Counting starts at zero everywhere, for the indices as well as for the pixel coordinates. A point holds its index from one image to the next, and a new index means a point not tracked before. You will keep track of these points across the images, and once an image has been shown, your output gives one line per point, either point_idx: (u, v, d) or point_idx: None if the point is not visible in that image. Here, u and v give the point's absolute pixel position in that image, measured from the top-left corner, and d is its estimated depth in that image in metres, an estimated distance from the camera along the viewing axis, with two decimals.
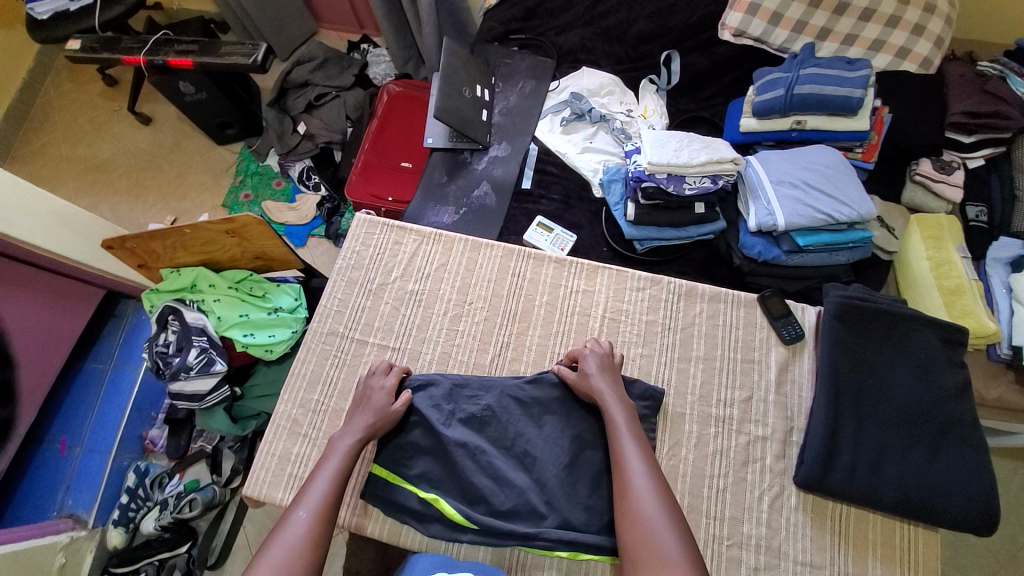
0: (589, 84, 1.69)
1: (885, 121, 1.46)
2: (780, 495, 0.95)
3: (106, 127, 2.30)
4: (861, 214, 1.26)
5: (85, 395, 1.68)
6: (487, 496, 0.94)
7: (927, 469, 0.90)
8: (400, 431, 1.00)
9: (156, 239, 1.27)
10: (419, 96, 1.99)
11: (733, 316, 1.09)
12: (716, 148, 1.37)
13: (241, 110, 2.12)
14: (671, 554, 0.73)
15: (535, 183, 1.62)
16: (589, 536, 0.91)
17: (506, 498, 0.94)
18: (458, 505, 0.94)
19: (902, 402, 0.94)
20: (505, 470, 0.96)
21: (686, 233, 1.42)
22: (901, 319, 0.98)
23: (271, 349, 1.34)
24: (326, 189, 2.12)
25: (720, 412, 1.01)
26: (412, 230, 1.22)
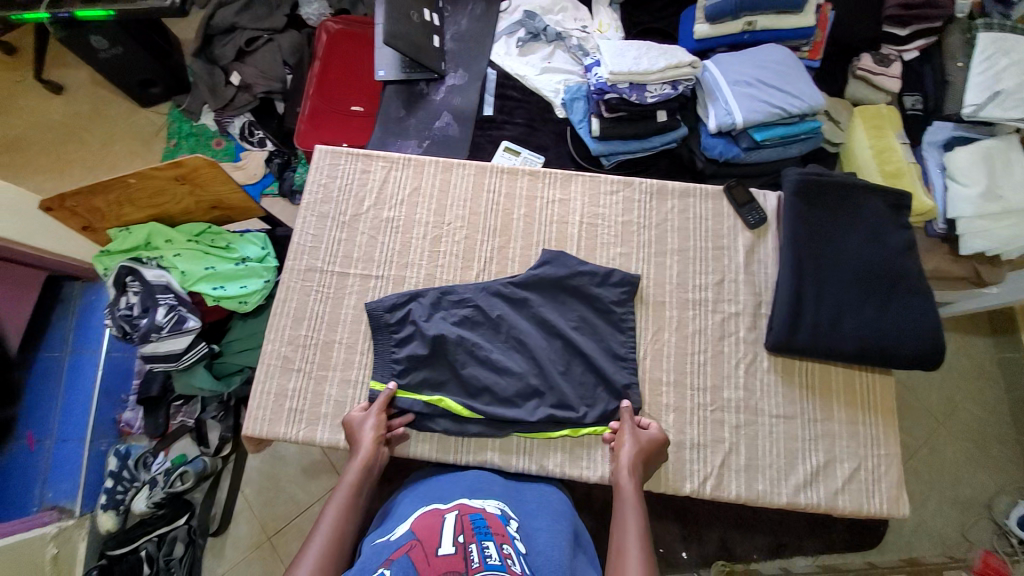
0: (541, 0, 1.63)
1: (829, 19, 1.51)
2: (755, 361, 1.05)
3: (10, 101, 2.04)
4: (810, 104, 1.32)
5: (44, 386, 1.53)
6: (490, 388, 1.00)
7: (879, 319, 1.02)
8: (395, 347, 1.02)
9: (97, 193, 1.18)
10: (360, 33, 1.86)
11: (702, 209, 1.14)
12: (673, 53, 1.38)
13: (166, 66, 1.92)
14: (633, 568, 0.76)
15: (497, 109, 1.58)
16: (585, 409, 0.99)
17: (508, 386, 0.99)
18: (460, 399, 0.99)
19: (858, 262, 1.04)
20: (502, 361, 1.00)
21: (649, 143, 1.44)
22: (851, 191, 1.07)
23: (244, 301, 1.29)
24: (273, 142, 1.97)
25: (697, 295, 1.08)
26: (379, 157, 1.18)
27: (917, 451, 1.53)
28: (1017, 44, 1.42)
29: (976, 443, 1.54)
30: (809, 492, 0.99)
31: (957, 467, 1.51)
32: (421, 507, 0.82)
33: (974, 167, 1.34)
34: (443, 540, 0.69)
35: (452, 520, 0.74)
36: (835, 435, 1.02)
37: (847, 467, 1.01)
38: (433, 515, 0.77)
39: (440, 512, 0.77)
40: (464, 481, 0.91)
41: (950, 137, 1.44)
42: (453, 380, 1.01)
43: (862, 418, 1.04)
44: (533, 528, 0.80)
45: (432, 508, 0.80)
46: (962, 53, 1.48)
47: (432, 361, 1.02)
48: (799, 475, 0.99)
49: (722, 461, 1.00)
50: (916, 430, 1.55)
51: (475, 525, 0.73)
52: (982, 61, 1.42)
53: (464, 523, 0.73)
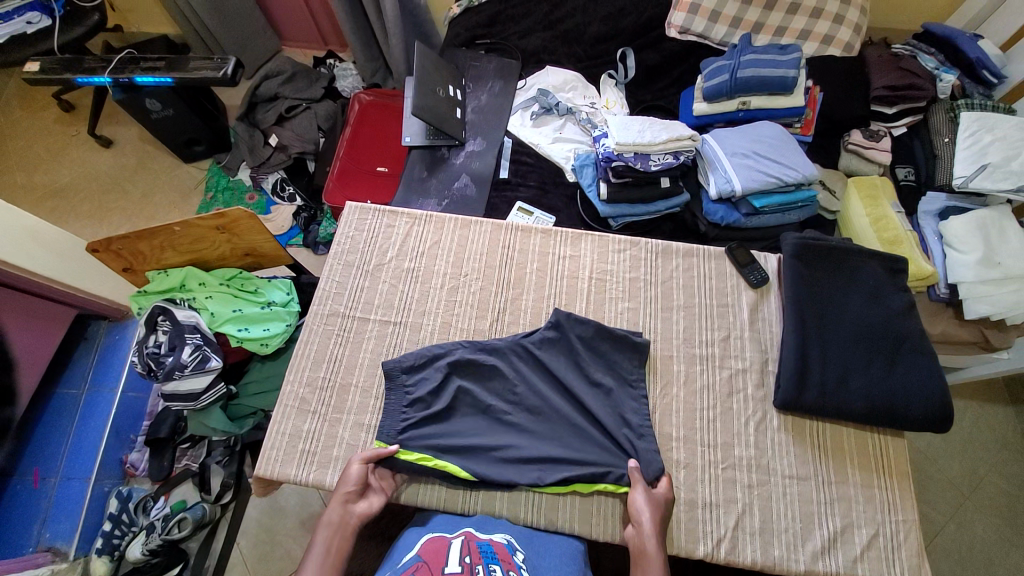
0: (553, 80, 1.82)
1: (818, 100, 1.66)
2: (763, 418, 1.06)
3: (65, 153, 2.24)
4: (805, 175, 1.42)
5: (57, 423, 1.56)
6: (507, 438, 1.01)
7: (886, 378, 1.04)
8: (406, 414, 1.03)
9: (143, 239, 1.27)
10: (390, 104, 2.06)
11: (706, 268, 1.20)
12: (675, 128, 1.51)
13: (209, 126, 2.12)
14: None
15: (512, 173, 1.71)
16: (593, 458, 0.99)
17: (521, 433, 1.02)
18: (469, 465, 0.99)
19: (860, 323, 1.08)
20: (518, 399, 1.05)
21: (655, 207, 1.54)
22: (849, 254, 1.13)
23: (267, 343, 1.35)
24: (302, 198, 2.12)
25: (703, 350, 1.12)
26: (404, 213, 1.28)
27: (940, 526, 1.46)
28: (999, 122, 1.51)
29: (1004, 520, 1.47)
30: (827, 560, 0.95)
31: (985, 545, 1.44)
32: (430, 534, 0.84)
33: (970, 236, 1.40)
34: (450, 560, 0.71)
35: (458, 545, 0.75)
36: (851, 499, 1.01)
37: (865, 534, 0.98)
38: (440, 540, 0.79)
39: (446, 539, 0.79)
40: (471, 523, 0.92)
41: (945, 207, 1.53)
42: (464, 428, 1.03)
43: (878, 482, 1.02)
44: None
45: (437, 536, 0.81)
46: (946, 131, 1.59)
47: (444, 415, 1.04)
48: (815, 541, 0.97)
49: (735, 522, 0.98)
50: (937, 503, 1.49)
51: (482, 550, 0.74)
52: (968, 137, 1.52)
53: (470, 547, 0.75)
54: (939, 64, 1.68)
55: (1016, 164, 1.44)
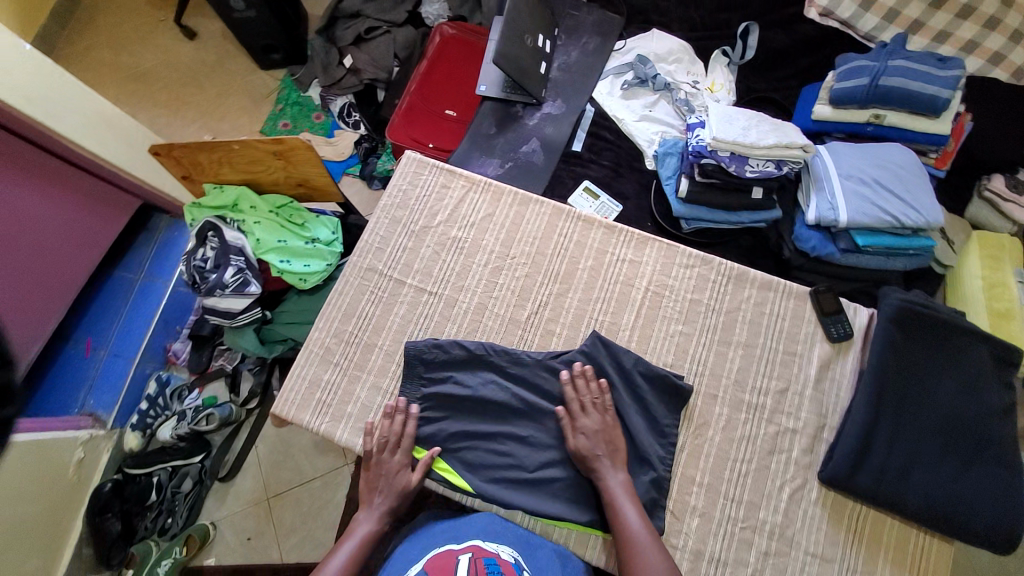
0: (657, 48, 1.59)
1: (965, 131, 1.38)
2: (801, 487, 0.96)
3: (152, 38, 2.24)
4: (928, 221, 1.20)
5: (112, 301, 1.62)
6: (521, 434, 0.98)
7: (956, 481, 0.91)
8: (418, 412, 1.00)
9: (204, 151, 1.26)
10: (473, 42, 1.90)
11: (781, 306, 1.06)
12: (786, 132, 1.30)
13: (287, 34, 2.03)
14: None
15: (586, 147, 1.55)
16: None
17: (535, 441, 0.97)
18: (475, 455, 0.97)
19: (945, 414, 0.94)
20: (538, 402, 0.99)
21: (739, 218, 1.35)
22: (959, 331, 0.97)
23: (305, 280, 1.35)
24: (366, 128, 2.03)
25: (754, 398, 1.00)
26: (462, 176, 1.20)
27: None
28: None
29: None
30: None
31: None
32: (436, 548, 0.80)
33: None
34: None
35: (466, 562, 0.72)
36: None
37: None
38: (446, 557, 0.75)
39: (454, 553, 0.76)
40: (475, 522, 0.88)
41: None
42: (468, 425, 0.99)
43: None
44: None
45: (444, 550, 0.77)
46: None
47: (465, 404, 1.00)
48: None
49: None
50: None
51: (490, 569, 0.71)
52: None
53: (478, 565, 0.72)
54: None
55: None
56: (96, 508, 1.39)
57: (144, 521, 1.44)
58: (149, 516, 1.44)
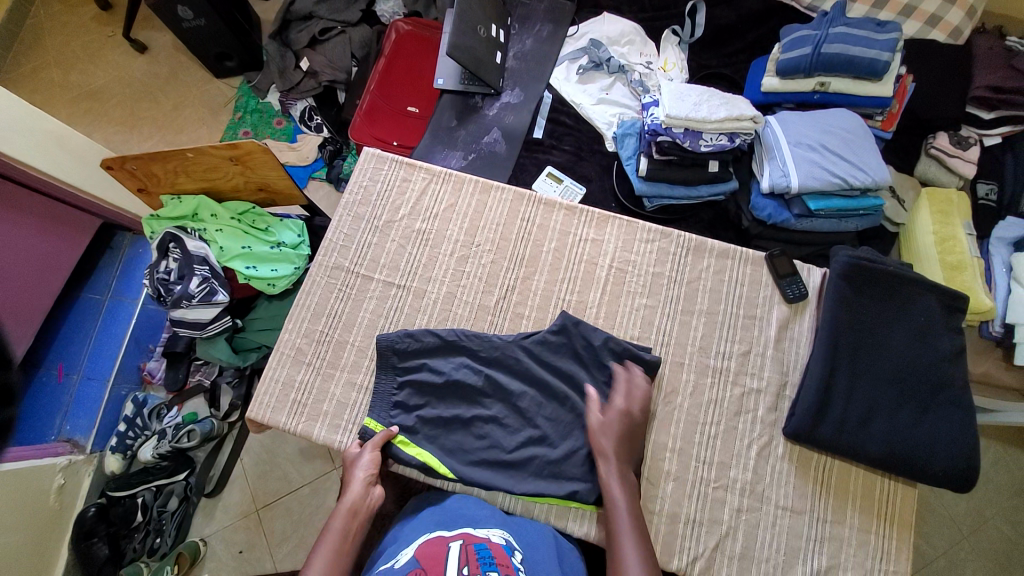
0: (610, 31, 1.62)
1: (908, 91, 1.44)
2: (769, 444, 1.00)
3: (99, 54, 2.18)
4: (875, 181, 1.25)
5: (81, 324, 1.58)
6: (499, 416, 1.00)
7: (913, 427, 0.96)
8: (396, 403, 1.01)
9: (158, 161, 1.24)
10: (429, 37, 1.89)
11: (739, 273, 1.10)
12: (737, 104, 1.34)
13: (240, 41, 2.00)
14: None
15: (547, 134, 1.57)
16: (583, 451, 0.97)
17: (513, 423, 0.99)
18: (453, 442, 0.98)
19: (898, 363, 0.98)
20: (512, 385, 1.01)
21: (697, 192, 1.39)
22: (904, 280, 1.02)
23: (273, 284, 1.34)
24: (329, 130, 2.01)
25: (719, 363, 1.04)
26: (422, 169, 1.20)
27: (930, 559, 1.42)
28: None
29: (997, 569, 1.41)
30: None
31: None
32: (427, 532, 0.81)
33: None
34: (447, 570, 0.67)
35: (457, 551, 0.72)
36: (843, 539, 0.96)
37: None
38: (436, 544, 0.75)
39: (444, 542, 0.75)
40: (461, 507, 0.89)
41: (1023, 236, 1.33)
42: (446, 411, 1.00)
43: (875, 527, 0.98)
44: (532, 561, 0.79)
45: (434, 538, 0.77)
46: None
47: (440, 393, 1.01)
48: None
49: (716, 544, 0.95)
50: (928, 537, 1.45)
51: (479, 556, 0.71)
52: None
53: (468, 553, 0.72)
54: None
55: None
56: (82, 532, 1.38)
57: (133, 542, 1.41)
58: (137, 536, 1.42)
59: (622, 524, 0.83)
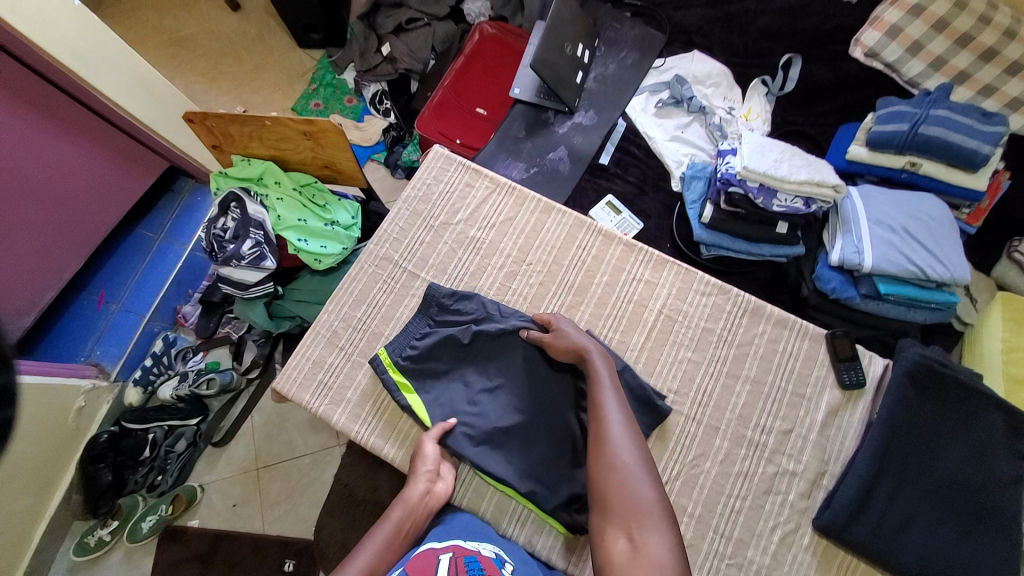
0: (697, 69, 1.59)
1: (1002, 188, 1.37)
2: (795, 532, 0.94)
3: (196, 6, 2.28)
4: (953, 277, 1.17)
5: (130, 257, 1.64)
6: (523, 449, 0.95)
7: (953, 549, 0.88)
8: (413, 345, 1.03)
9: (236, 123, 1.27)
10: (513, 44, 1.90)
11: (794, 346, 1.04)
12: (819, 169, 1.28)
13: (329, 16, 2.05)
14: (645, 501, 0.70)
15: (613, 161, 1.54)
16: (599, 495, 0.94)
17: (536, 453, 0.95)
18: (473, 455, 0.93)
19: (948, 477, 0.91)
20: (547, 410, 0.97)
21: (759, 250, 1.34)
22: (972, 393, 0.94)
23: (320, 260, 1.36)
24: (395, 117, 2.03)
25: (756, 436, 0.99)
26: (487, 177, 1.20)
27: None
28: None
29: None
30: None
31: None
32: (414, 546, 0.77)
33: None
34: None
35: (448, 564, 0.71)
36: None
37: None
38: (426, 556, 0.72)
39: (435, 554, 0.73)
40: (451, 523, 0.85)
41: None
42: (456, 372, 1.02)
43: None
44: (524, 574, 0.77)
45: (424, 550, 0.74)
46: None
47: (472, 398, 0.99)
48: None
49: None
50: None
51: (471, 569, 0.70)
52: None
53: (459, 565, 0.71)
54: None
55: None
56: (91, 456, 1.42)
57: (135, 475, 1.45)
58: (140, 470, 1.45)
59: (630, 464, 0.73)
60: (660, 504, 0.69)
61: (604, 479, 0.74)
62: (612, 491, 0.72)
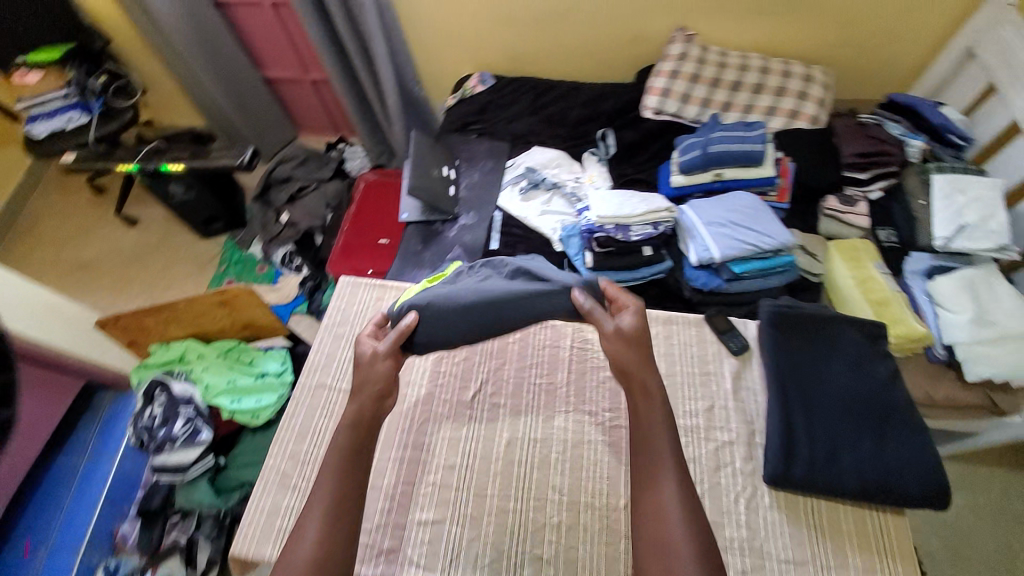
0: (540, 158, 1.96)
1: (790, 170, 1.74)
2: (754, 496, 1.02)
3: (94, 233, 2.41)
4: (781, 242, 1.47)
5: (52, 495, 1.48)
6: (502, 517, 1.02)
7: (876, 454, 1.01)
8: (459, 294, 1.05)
9: (150, 314, 1.35)
10: (393, 181, 2.21)
11: (686, 335, 1.23)
12: (653, 200, 1.61)
13: (226, 205, 2.28)
14: (675, 544, 0.71)
15: (502, 244, 1.79)
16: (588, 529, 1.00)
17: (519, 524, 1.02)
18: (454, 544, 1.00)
19: (844, 394, 1.08)
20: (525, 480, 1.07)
21: (640, 274, 1.58)
22: (823, 321, 1.16)
23: (257, 415, 1.39)
24: (309, 269, 2.19)
25: (688, 422, 1.11)
26: (393, 287, 1.36)
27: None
28: (972, 182, 1.53)
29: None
30: None
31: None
32: None
33: (961, 296, 1.40)
34: None
35: None
36: None
37: None
38: None
39: None
40: None
41: (930, 266, 1.53)
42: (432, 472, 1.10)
43: (882, 566, 0.96)
44: None
45: None
46: (922, 192, 1.62)
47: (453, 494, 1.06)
48: None
49: None
50: (929, 562, 1.48)
51: None
52: (944, 199, 1.54)
53: None
54: (905, 130, 1.76)
55: (993, 223, 1.48)
56: None
57: None
58: None
59: (668, 510, 0.74)
60: (693, 551, 0.71)
61: (643, 520, 0.75)
62: (652, 535, 0.73)
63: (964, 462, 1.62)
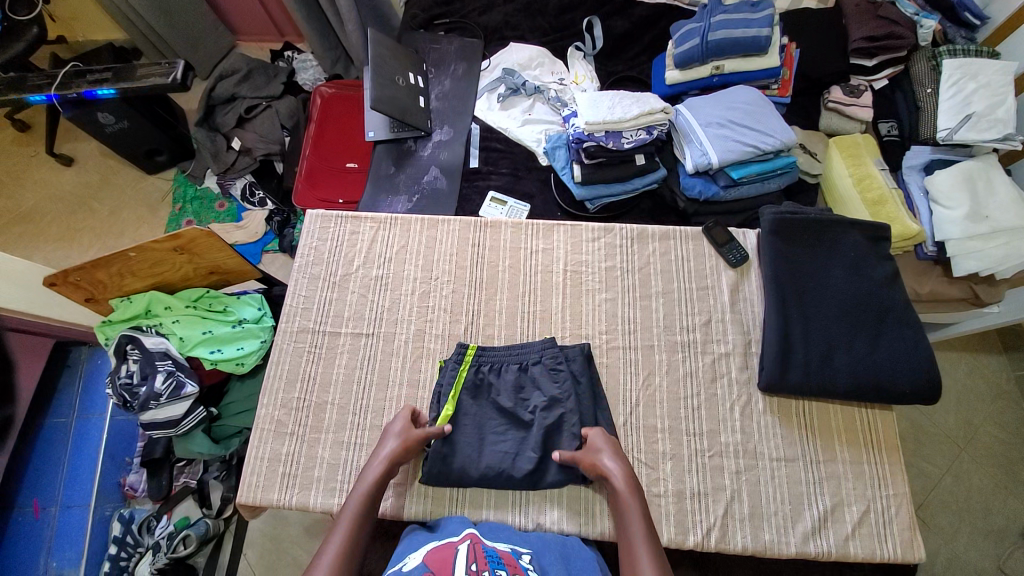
0: (519, 58, 1.73)
1: (795, 58, 1.56)
2: (749, 402, 1.05)
3: (26, 175, 2.15)
4: (782, 142, 1.36)
5: (51, 454, 1.51)
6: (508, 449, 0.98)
7: (871, 353, 1.02)
8: (496, 396, 1.02)
9: (100, 268, 1.22)
10: (354, 94, 1.95)
11: (683, 250, 1.18)
12: (646, 101, 1.44)
13: (169, 135, 2.00)
14: None
15: (482, 161, 1.64)
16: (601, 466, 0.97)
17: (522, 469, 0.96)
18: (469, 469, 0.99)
19: (841, 297, 1.06)
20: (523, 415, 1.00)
21: (632, 185, 1.48)
22: (827, 224, 1.10)
23: (242, 362, 1.34)
24: (273, 202, 2.02)
25: (685, 337, 1.10)
26: (367, 219, 1.24)
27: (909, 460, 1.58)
28: (983, 67, 1.42)
29: (958, 458, 1.57)
30: (818, 540, 0.96)
31: (935, 472, 1.56)
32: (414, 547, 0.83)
33: (957, 190, 1.34)
34: (456, 569, 0.70)
35: (465, 551, 0.75)
36: (839, 476, 1.00)
37: (855, 510, 0.98)
38: (446, 549, 0.77)
39: (453, 545, 0.78)
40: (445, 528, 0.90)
41: (928, 160, 1.44)
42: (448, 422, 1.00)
43: (865, 455, 1.02)
44: (544, 563, 0.82)
45: (443, 543, 0.80)
46: (929, 80, 1.48)
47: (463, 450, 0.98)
48: (806, 521, 0.97)
49: (724, 510, 0.97)
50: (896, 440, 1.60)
51: (488, 555, 0.74)
52: (950, 87, 1.43)
53: (475, 552, 0.75)
54: (918, 9, 1.56)
55: (1001, 111, 1.38)
56: None
57: None
58: None
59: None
60: None
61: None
62: None
63: (939, 350, 1.71)
